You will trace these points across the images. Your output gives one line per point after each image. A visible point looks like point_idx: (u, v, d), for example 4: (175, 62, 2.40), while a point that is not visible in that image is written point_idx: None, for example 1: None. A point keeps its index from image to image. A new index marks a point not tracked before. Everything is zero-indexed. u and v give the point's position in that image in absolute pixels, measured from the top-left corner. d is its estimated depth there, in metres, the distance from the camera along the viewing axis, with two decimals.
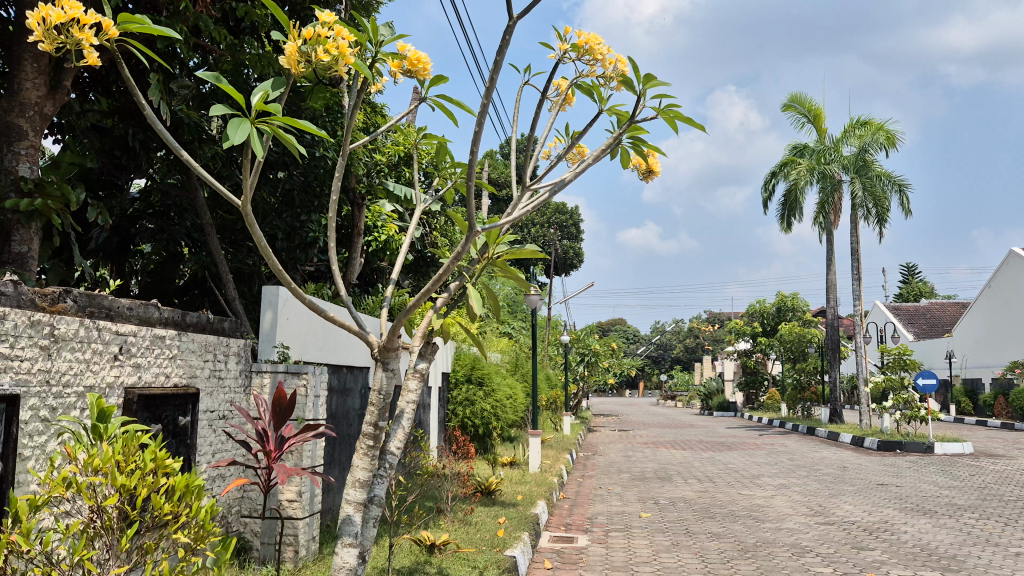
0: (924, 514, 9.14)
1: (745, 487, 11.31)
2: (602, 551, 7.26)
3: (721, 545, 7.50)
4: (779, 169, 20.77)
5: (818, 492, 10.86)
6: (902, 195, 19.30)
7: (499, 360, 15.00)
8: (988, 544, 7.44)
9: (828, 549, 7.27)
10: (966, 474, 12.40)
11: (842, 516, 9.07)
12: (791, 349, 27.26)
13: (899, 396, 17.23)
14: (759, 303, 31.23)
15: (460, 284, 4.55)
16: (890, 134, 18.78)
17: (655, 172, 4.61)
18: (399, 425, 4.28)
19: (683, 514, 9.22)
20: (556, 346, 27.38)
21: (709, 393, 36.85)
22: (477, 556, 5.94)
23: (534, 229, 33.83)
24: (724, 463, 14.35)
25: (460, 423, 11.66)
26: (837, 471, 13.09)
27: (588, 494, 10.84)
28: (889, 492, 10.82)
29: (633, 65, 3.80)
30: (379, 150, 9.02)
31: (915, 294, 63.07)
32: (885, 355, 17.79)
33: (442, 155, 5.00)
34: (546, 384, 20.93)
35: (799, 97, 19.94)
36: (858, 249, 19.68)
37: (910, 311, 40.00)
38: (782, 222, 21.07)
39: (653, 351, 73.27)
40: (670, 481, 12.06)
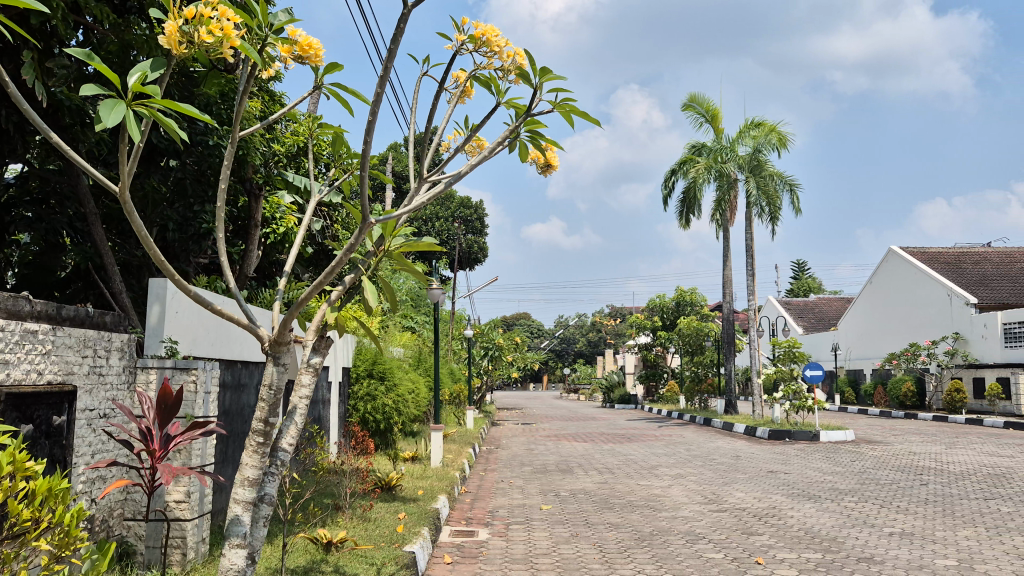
0: (809, 499, 9.57)
1: (643, 478, 11.59)
2: (502, 544, 7.28)
3: (618, 535, 7.63)
4: (678, 167, 21.27)
5: (712, 481, 11.21)
6: (792, 194, 20.13)
7: (401, 355, 14.87)
8: (866, 526, 7.84)
9: (720, 536, 7.50)
10: (848, 460, 13.07)
11: (734, 503, 9.39)
12: (689, 343, 28.05)
13: (789, 387, 17.98)
14: (659, 297, 32.05)
15: (355, 277, 4.43)
16: (782, 136, 19.57)
17: (553, 167, 4.67)
18: (291, 421, 4.12)
19: (583, 505, 9.35)
20: (460, 341, 27.32)
21: (611, 385, 37.53)
22: (374, 552, 5.86)
23: (438, 223, 33.70)
24: (624, 454, 14.65)
25: (361, 419, 11.49)
26: (730, 460, 13.57)
27: (490, 487, 10.87)
28: (778, 479, 11.29)
29: (530, 59, 3.84)
30: (278, 138, 8.75)
31: (804, 289, 66.28)
32: (776, 348, 18.50)
33: (338, 145, 4.90)
34: (449, 378, 20.85)
35: (697, 97, 20.46)
36: (752, 245, 20.42)
37: (800, 306, 41.83)
38: (681, 218, 21.57)
39: (557, 345, 74.30)
40: (571, 473, 12.22)
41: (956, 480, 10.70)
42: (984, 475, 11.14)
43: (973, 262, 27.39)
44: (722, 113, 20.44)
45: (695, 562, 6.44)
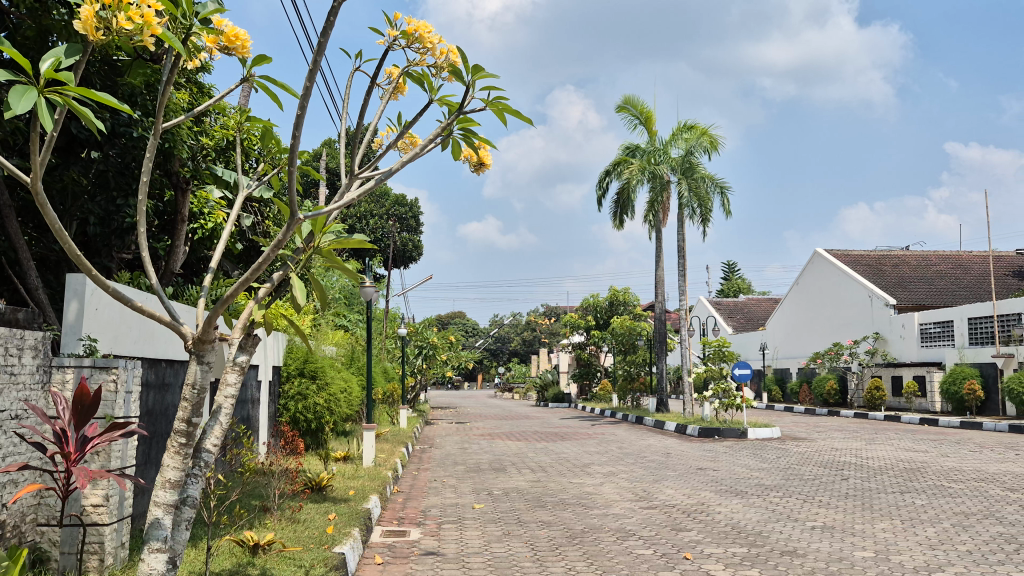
0: (736, 495, 9.79)
1: (575, 476, 11.68)
2: (434, 544, 7.23)
3: (550, 533, 7.67)
4: (612, 168, 21.47)
5: (642, 478, 11.36)
6: (723, 196, 20.55)
7: (333, 354, 14.64)
8: (790, 520, 8.05)
9: (650, 532, 7.61)
10: (774, 456, 13.42)
11: (664, 500, 9.53)
12: (622, 342, 28.39)
13: (718, 385, 18.36)
14: (592, 297, 32.35)
15: (284, 273, 4.33)
16: (713, 139, 19.98)
17: (486, 165, 4.68)
18: (216, 422, 4.00)
19: (515, 503, 9.37)
20: (394, 340, 27.07)
21: (544, 384, 37.71)
22: (303, 554, 5.76)
23: (372, 220, 33.41)
24: (557, 453, 14.76)
25: (291, 418, 11.28)
26: (661, 457, 13.79)
27: (422, 487, 10.79)
28: (706, 476, 11.52)
29: (463, 56, 3.85)
30: (207, 131, 8.53)
31: (734, 290, 67.86)
32: (706, 347, 18.87)
33: (268, 139, 4.82)
34: (382, 376, 20.68)
35: (631, 99, 20.73)
36: (683, 246, 20.78)
37: (729, 306, 42.79)
38: (614, 219, 21.80)
39: (492, 344, 74.40)
40: (504, 472, 12.27)
41: (874, 475, 11.07)
42: (901, 469, 11.56)
43: (892, 264, 28.45)
44: (655, 116, 20.75)
45: (625, 559, 6.52)
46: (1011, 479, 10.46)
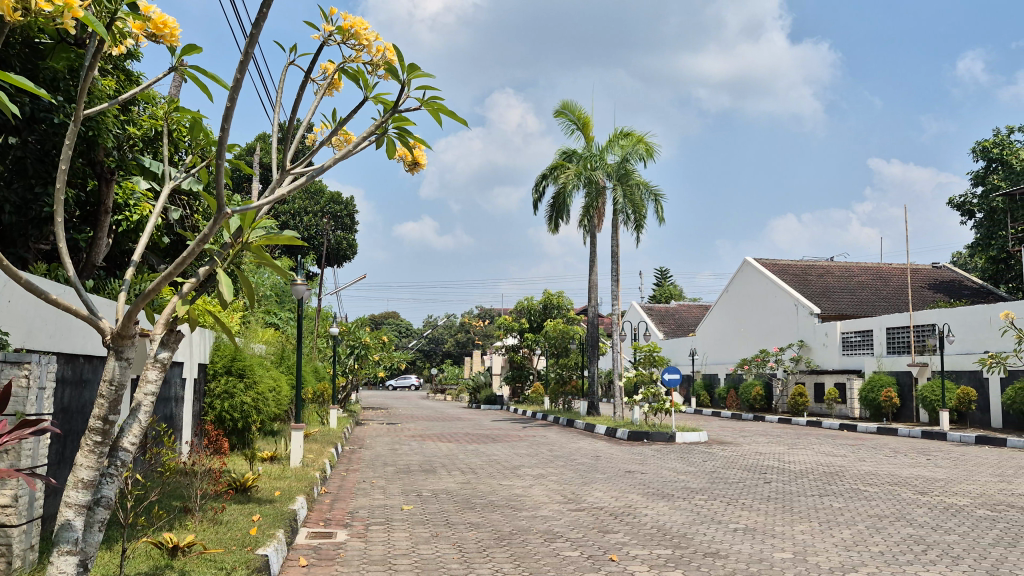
0: (662, 497, 9.96)
1: (505, 477, 11.72)
2: (361, 545, 7.16)
3: (478, 534, 7.68)
4: (549, 172, 21.57)
5: (571, 481, 11.45)
6: (657, 204, 20.88)
7: (262, 352, 14.35)
8: (714, 522, 8.23)
9: (577, 534, 7.69)
10: (700, 460, 13.69)
11: (592, 502, 9.64)
12: (555, 345, 28.59)
13: (648, 389, 18.64)
14: (526, 300, 32.48)
15: (210, 269, 4.22)
16: (648, 147, 20.29)
17: (421, 165, 4.69)
18: (135, 420, 3.88)
19: (444, 505, 9.35)
20: (325, 339, 26.69)
21: (477, 386, 37.71)
22: (224, 556, 5.62)
23: (306, 218, 32.98)
24: (487, 454, 14.78)
25: (217, 417, 11.02)
26: (590, 460, 13.95)
27: (350, 488, 10.68)
28: (634, 478, 11.71)
29: (399, 55, 3.87)
30: (134, 120, 8.26)
31: (666, 296, 69.19)
32: (637, 351, 19.13)
33: (197, 131, 4.71)
34: (313, 375, 20.40)
35: (569, 105, 20.91)
36: (617, 252, 21.04)
37: (661, 311, 43.52)
38: (549, 222, 21.90)
39: (425, 345, 74.14)
40: (434, 473, 12.22)
41: (795, 478, 11.41)
42: (820, 473, 11.94)
43: (817, 275, 29.35)
44: (592, 122, 20.96)
45: (552, 560, 6.57)
46: (922, 482, 10.91)
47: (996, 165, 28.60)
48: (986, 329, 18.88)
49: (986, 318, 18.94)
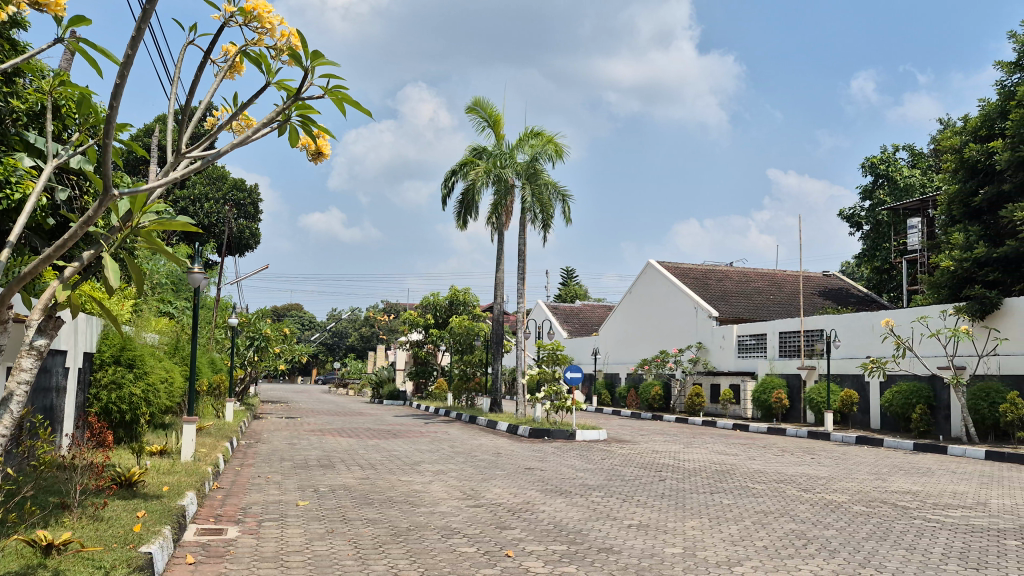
0: (560, 494, 10.09)
1: (404, 474, 11.64)
2: (252, 542, 6.98)
3: (374, 530, 7.60)
4: (459, 168, 21.51)
5: (471, 477, 11.46)
6: (564, 204, 21.15)
7: (154, 342, 13.79)
8: (608, 519, 8.39)
9: (474, 530, 7.69)
10: (598, 457, 13.95)
11: (490, 498, 9.68)
12: (460, 342, 28.55)
13: (550, 387, 18.83)
14: (432, 295, 32.32)
15: (95, 253, 4.03)
16: (557, 147, 20.49)
17: (324, 155, 4.66)
18: (6, 410, 3.66)
19: (341, 501, 9.21)
20: (223, 329, 25.86)
21: (380, 381, 37.32)
22: (103, 555, 5.37)
23: (207, 205, 31.87)
24: (388, 450, 14.67)
25: (102, 409, 10.53)
26: (491, 457, 13.99)
27: (244, 483, 10.39)
28: (533, 475, 11.83)
29: (302, 41, 3.84)
30: (17, 93, 7.80)
31: (571, 295, 70.46)
32: (541, 349, 19.28)
33: (84, 107, 4.48)
34: (209, 367, 19.72)
35: (481, 102, 20.92)
36: (524, 250, 21.16)
37: (566, 311, 44.10)
38: (458, 219, 21.85)
39: (327, 338, 73.00)
40: (332, 468, 12.01)
41: (688, 476, 11.76)
42: (712, 471, 12.34)
43: (717, 279, 30.35)
44: (503, 120, 21.02)
45: (448, 557, 6.56)
46: (806, 480, 11.43)
47: (882, 181, 30.21)
48: (868, 335, 19.95)
49: (869, 324, 19.98)
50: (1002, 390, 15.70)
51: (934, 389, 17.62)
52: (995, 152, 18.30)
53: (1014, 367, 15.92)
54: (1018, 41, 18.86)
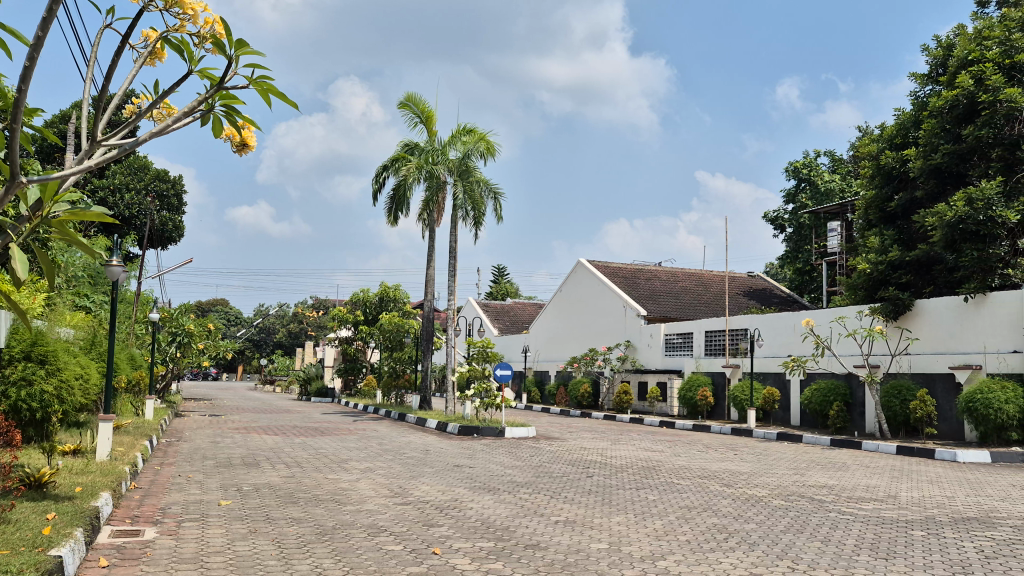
0: (487, 491, 10.11)
1: (331, 472, 11.49)
2: (170, 544, 6.79)
3: (299, 530, 7.47)
4: (390, 164, 21.30)
5: (399, 475, 11.38)
6: (496, 202, 21.19)
7: (69, 337, 13.27)
8: (536, 515, 8.45)
9: (401, 528, 7.64)
10: (527, 455, 14.02)
11: (418, 496, 9.64)
12: (389, 338, 28.30)
13: (480, 384, 18.83)
14: (362, 291, 31.97)
15: (2, 243, 3.84)
16: (489, 145, 20.53)
17: (250, 147, 4.57)
18: None
19: (265, 500, 9.04)
20: (144, 325, 25.05)
21: (308, 378, 36.73)
22: (9, 559, 5.14)
23: (128, 195, 30.81)
24: (314, 448, 14.45)
25: (11, 407, 10.07)
26: (419, 454, 13.91)
27: (163, 483, 10.10)
28: (462, 472, 11.82)
29: (226, 29, 3.76)
30: None
31: (503, 294, 70.70)
32: (471, 347, 19.26)
33: None
34: (128, 363, 19.08)
35: (413, 97, 20.77)
36: (455, 247, 21.10)
37: (497, 309, 44.19)
38: (389, 215, 21.67)
39: (254, 335, 71.54)
40: (257, 467, 11.77)
41: (615, 472, 11.90)
42: (638, 467, 12.54)
43: (645, 278, 30.85)
44: (436, 116, 20.93)
45: (374, 555, 6.50)
46: (728, 476, 11.71)
47: (804, 185, 31.17)
48: (790, 334, 20.56)
49: (790, 324, 20.59)
50: (913, 388, 16.39)
51: (850, 387, 18.29)
52: (909, 160, 19.10)
53: (924, 365, 16.62)
54: (930, 54, 19.72)
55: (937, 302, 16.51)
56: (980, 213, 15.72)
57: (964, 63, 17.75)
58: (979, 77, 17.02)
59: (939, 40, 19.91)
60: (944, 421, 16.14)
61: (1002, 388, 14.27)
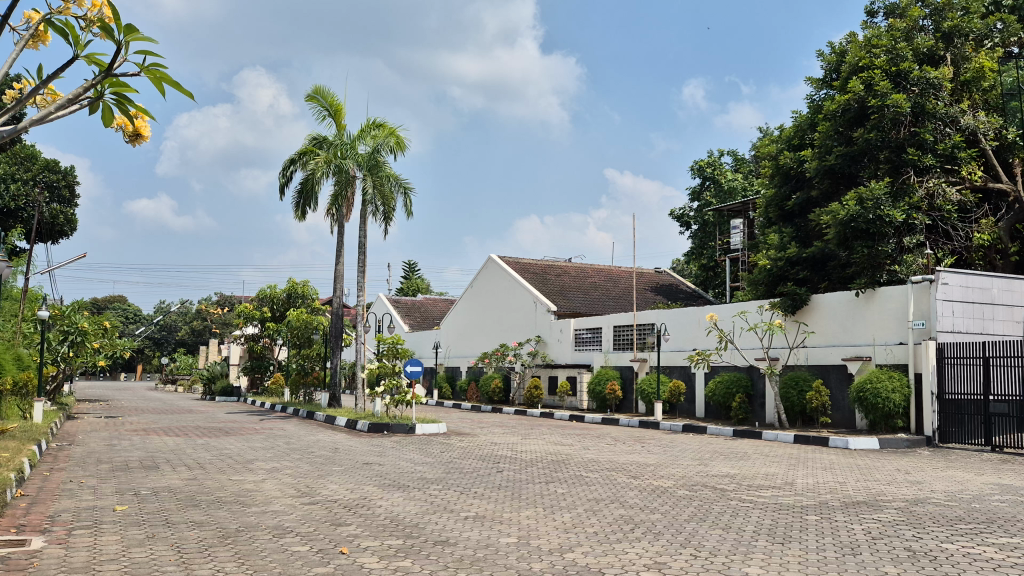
0: (397, 488, 10.05)
1: (236, 472, 11.18)
2: (59, 553, 6.47)
3: (200, 534, 7.24)
4: (297, 157, 20.86)
5: (306, 474, 11.18)
6: (406, 197, 21.00)
7: None
8: (446, 511, 8.43)
9: (308, 528, 7.51)
10: (438, 451, 13.98)
11: (326, 495, 9.49)
12: (297, 336, 27.74)
13: (390, 381, 18.66)
14: (269, 288, 31.24)
15: None
16: (399, 140, 20.36)
17: (143, 137, 4.39)
18: None
19: (164, 504, 8.73)
20: (32, 323, 23.74)
21: (212, 376, 35.61)
22: None
23: (14, 186, 29.18)
24: (217, 449, 14.03)
25: None
26: (328, 453, 13.68)
27: (53, 489, 9.61)
28: (371, 470, 11.71)
29: (114, 14, 3.60)
30: None
31: (413, 290, 70.36)
32: (382, 343, 19.04)
33: None
34: (14, 364, 18.05)
35: (321, 90, 20.38)
36: (364, 243, 20.81)
37: (408, 304, 43.94)
38: (297, 210, 21.22)
39: (154, 333, 69.04)
40: (156, 469, 11.35)
41: (525, 467, 12.01)
42: (548, 461, 12.68)
43: (555, 274, 31.17)
44: (345, 110, 20.60)
45: (279, 557, 6.35)
46: (636, 468, 11.96)
47: (708, 183, 32.07)
48: (694, 329, 21.15)
49: (695, 319, 21.18)
50: (809, 378, 17.12)
51: (752, 379, 18.97)
52: (805, 161, 19.93)
53: (820, 358, 17.38)
54: (825, 59, 20.61)
55: (831, 297, 17.26)
56: (869, 212, 16.60)
57: (855, 69, 18.62)
58: (869, 82, 17.85)
59: (833, 46, 20.83)
60: (838, 410, 16.91)
61: (890, 377, 15.06)
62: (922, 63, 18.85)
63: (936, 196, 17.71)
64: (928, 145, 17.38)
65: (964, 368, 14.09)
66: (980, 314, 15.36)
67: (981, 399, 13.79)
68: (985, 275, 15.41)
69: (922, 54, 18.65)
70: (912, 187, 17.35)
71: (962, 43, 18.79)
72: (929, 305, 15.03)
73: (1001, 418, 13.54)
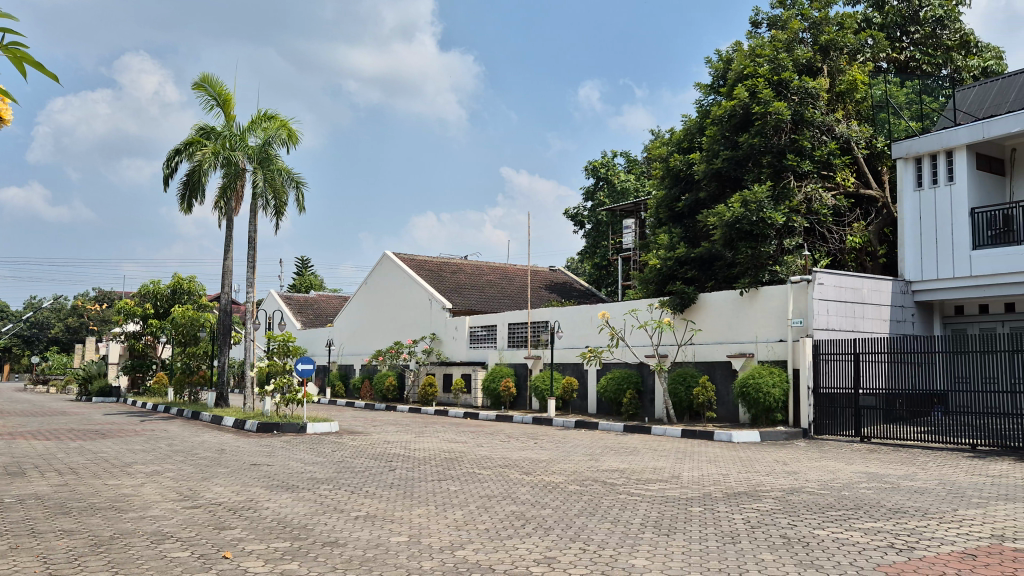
0: (286, 489, 9.80)
1: (112, 477, 10.64)
2: None
3: (69, 543, 6.85)
4: (183, 147, 20.05)
5: (189, 477, 10.75)
6: (298, 191, 20.48)
7: None
8: (335, 512, 8.28)
9: (188, 534, 7.23)
10: (329, 450, 13.72)
11: (209, 498, 9.15)
12: (182, 333, 26.62)
13: (280, 379, 18.18)
14: (152, 283, 29.95)
15: None
16: (290, 132, 19.83)
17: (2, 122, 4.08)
18: None
19: (31, 512, 8.19)
20: None
21: (88, 376, 33.76)
22: None
23: None
24: (92, 452, 13.31)
25: None
26: (213, 455, 13.21)
27: None
28: (259, 471, 11.38)
29: None
30: None
31: (306, 286, 69.27)
32: (272, 340, 18.53)
33: None
34: None
35: (209, 78, 19.62)
36: (254, 238, 20.18)
37: (300, 300, 43.03)
38: (182, 202, 20.39)
39: (25, 330, 65.02)
40: (22, 476, 10.65)
41: (417, 464, 11.93)
42: (441, 459, 12.65)
43: (451, 271, 31.11)
44: (234, 100, 19.93)
45: (156, 564, 6.09)
46: (528, 463, 12.08)
47: (602, 183, 32.79)
48: (587, 327, 21.51)
49: (587, 316, 21.53)
50: (696, 374, 17.71)
51: (642, 375, 19.46)
52: (693, 164, 20.63)
53: (706, 354, 18.01)
54: (712, 66, 21.35)
55: (716, 296, 17.90)
56: (753, 214, 17.29)
57: (741, 76, 19.41)
58: (753, 90, 18.60)
59: (720, 54, 21.56)
60: (722, 405, 17.54)
61: (771, 373, 15.73)
62: (801, 74, 19.77)
63: (814, 201, 18.55)
64: (806, 152, 18.37)
65: (838, 363, 14.89)
66: (852, 312, 16.28)
67: (851, 393, 14.63)
68: (856, 276, 16.33)
69: (801, 66, 19.58)
70: (792, 191, 18.15)
71: (837, 56, 19.78)
72: (806, 304, 15.81)
73: (869, 410, 14.41)
